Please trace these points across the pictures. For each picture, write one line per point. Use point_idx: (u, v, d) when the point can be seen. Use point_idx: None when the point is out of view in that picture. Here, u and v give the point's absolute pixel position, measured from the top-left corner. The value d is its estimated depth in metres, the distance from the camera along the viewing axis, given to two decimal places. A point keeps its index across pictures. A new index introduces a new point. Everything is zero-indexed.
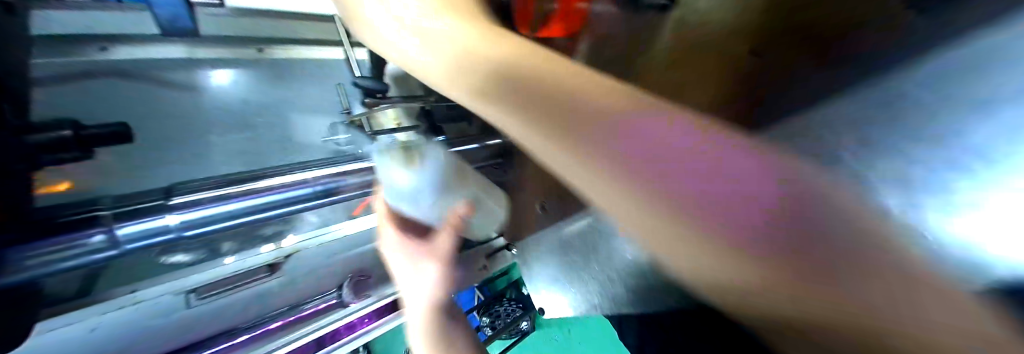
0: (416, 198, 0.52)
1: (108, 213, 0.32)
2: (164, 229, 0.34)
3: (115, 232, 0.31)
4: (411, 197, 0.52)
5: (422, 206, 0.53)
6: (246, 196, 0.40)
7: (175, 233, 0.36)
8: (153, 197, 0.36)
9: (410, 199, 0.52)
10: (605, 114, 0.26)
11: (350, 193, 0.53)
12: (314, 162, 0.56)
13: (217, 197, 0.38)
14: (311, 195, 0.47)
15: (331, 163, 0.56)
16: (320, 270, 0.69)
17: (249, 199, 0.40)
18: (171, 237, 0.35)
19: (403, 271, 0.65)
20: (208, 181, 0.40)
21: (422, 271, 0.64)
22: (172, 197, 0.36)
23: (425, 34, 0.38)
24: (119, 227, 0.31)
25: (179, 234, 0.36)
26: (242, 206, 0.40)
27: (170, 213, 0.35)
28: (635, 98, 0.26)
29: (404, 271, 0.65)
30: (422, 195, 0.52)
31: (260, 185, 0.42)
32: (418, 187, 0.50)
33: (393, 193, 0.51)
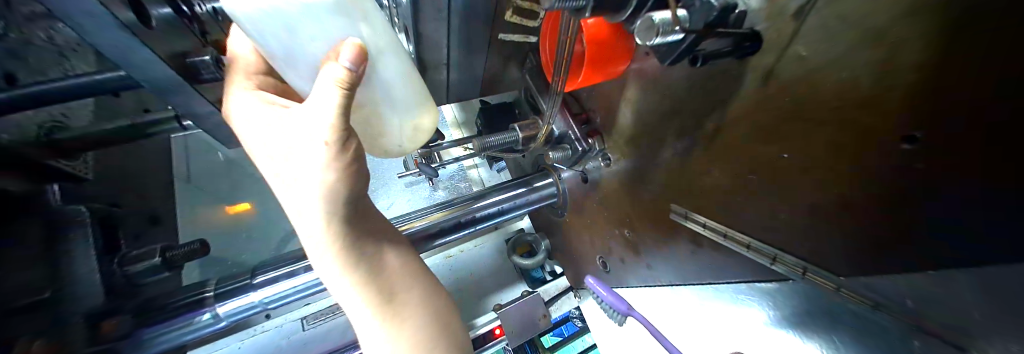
0: (301, 68, 0.31)
1: (211, 293, 0.41)
2: (252, 305, 0.40)
3: (215, 310, 0.39)
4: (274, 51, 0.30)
5: (310, 71, 0.31)
6: (311, 269, 0.43)
7: (262, 306, 0.42)
8: (242, 276, 0.43)
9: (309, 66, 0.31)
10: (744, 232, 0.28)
11: (439, 238, 0.56)
12: (401, 216, 0.58)
13: (289, 273, 0.42)
14: None
15: (417, 214, 0.57)
16: None
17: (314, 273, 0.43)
18: (258, 311, 0.41)
19: (262, 135, 0.32)
20: (285, 256, 0.46)
21: (306, 161, 0.29)
22: (256, 275, 0.42)
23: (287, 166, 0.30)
24: (218, 305, 0.39)
25: (266, 306, 0.42)
26: (309, 281, 0.42)
27: (254, 291, 0.41)
28: (755, 226, 0.27)
29: (282, 173, 0.31)
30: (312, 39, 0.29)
31: None
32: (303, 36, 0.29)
33: (252, 32, 0.27)
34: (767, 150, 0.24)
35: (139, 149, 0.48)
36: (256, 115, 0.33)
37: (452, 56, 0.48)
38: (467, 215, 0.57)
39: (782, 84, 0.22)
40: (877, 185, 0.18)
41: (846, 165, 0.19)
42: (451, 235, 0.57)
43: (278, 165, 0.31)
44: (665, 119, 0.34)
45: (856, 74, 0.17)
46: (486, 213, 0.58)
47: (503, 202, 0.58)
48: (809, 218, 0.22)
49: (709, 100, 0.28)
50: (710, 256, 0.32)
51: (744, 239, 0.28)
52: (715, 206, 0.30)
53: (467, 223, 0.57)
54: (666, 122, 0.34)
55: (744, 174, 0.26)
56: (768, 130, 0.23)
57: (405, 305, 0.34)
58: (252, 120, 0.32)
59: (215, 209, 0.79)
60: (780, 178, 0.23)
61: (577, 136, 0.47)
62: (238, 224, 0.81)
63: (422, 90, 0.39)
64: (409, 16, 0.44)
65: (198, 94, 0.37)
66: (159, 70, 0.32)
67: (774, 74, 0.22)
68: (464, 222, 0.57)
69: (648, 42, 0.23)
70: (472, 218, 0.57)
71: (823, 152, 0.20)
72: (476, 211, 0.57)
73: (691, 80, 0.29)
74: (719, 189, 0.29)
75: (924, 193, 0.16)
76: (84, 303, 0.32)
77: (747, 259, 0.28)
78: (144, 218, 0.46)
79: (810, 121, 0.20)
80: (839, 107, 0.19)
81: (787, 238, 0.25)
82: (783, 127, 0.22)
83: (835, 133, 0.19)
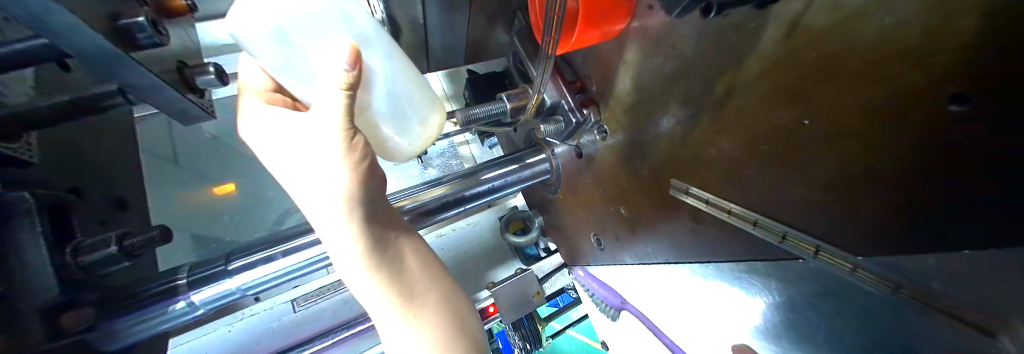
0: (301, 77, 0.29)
1: (184, 280, 0.39)
2: (229, 292, 0.39)
3: (190, 299, 0.38)
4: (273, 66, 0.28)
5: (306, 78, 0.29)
6: (289, 254, 0.42)
7: (240, 293, 0.40)
8: (218, 262, 0.41)
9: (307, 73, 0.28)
10: (755, 213, 0.26)
11: (431, 215, 0.54)
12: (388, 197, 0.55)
13: (266, 258, 0.41)
14: None
15: (404, 193, 0.54)
16: None
17: (292, 257, 0.42)
18: (237, 297, 0.40)
19: (273, 139, 0.32)
20: (262, 241, 0.44)
21: (320, 162, 0.30)
22: (231, 261, 0.40)
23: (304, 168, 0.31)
24: (193, 293, 0.38)
25: (244, 293, 0.41)
26: (289, 265, 0.42)
27: (229, 278, 0.39)
28: (768, 203, 0.24)
29: (292, 170, 0.32)
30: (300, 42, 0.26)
31: (298, 241, 0.43)
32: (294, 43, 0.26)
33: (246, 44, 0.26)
34: (786, 115, 0.21)
35: (92, 127, 0.44)
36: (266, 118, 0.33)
37: (429, 15, 0.43)
38: (457, 194, 0.54)
39: (808, 37, 0.18)
40: (921, 155, 0.15)
41: (884, 138, 0.16)
42: (444, 213, 0.55)
43: (286, 162, 0.32)
44: (669, 82, 0.30)
45: (896, 29, 0.14)
46: (474, 193, 0.55)
47: (492, 181, 0.56)
48: (836, 193, 0.20)
49: (721, 55, 0.24)
50: (709, 232, 0.31)
51: (750, 215, 0.26)
52: (721, 179, 0.28)
53: (457, 202, 0.55)
54: (671, 86, 0.30)
55: (758, 144, 0.24)
56: (791, 89, 0.20)
57: (418, 294, 0.32)
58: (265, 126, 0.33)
59: (194, 191, 0.76)
60: (799, 150, 0.21)
61: (571, 106, 0.43)
62: (220, 206, 0.78)
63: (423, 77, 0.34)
64: None
65: (146, 71, 0.29)
66: (83, 35, 0.24)
67: (802, 21, 0.18)
68: (453, 201, 0.54)
69: None
70: (461, 197, 0.55)
71: (858, 120, 0.17)
72: (464, 191, 0.55)
73: (702, 34, 0.25)
74: (727, 161, 0.27)
75: (962, 169, 0.13)
76: (41, 297, 0.28)
77: (751, 235, 0.26)
78: (106, 202, 0.43)
79: (842, 81, 0.17)
80: (885, 61, 0.15)
81: (802, 218, 0.22)
82: (807, 87, 0.19)
83: (873, 109, 0.16)
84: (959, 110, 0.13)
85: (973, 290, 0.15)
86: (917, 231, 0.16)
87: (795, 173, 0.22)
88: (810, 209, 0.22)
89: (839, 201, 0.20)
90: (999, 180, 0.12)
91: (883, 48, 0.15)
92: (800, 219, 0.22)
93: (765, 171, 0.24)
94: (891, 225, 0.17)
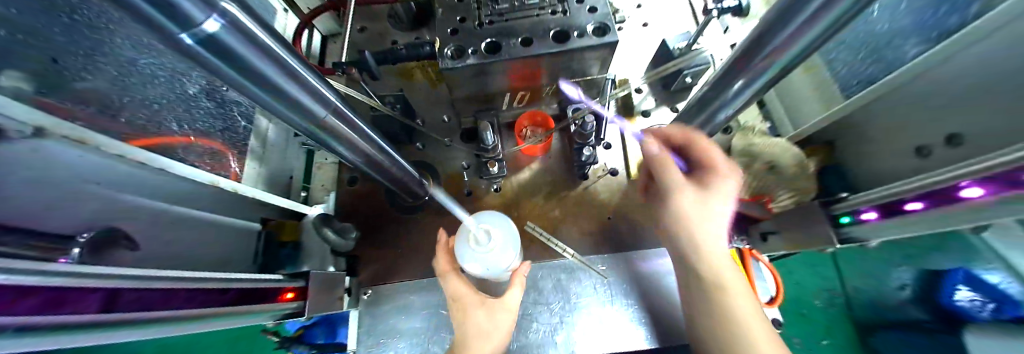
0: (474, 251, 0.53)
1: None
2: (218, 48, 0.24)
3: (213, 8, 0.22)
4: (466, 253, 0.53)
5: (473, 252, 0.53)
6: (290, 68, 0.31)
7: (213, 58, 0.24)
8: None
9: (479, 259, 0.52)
10: (561, 240, 0.68)
11: (353, 148, 0.50)
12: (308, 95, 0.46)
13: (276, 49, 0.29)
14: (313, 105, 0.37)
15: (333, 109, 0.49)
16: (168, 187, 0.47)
17: (288, 71, 0.31)
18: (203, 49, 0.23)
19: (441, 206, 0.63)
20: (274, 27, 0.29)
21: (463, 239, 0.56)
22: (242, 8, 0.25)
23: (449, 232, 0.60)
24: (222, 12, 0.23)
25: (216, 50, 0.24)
26: (274, 70, 0.30)
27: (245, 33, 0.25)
28: (564, 236, 0.69)
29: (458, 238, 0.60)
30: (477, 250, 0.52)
31: (301, 66, 0.33)
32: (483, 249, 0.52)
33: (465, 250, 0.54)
34: (579, 209, 0.71)
35: None
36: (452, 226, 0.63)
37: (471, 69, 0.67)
38: (382, 155, 0.56)
39: (590, 190, 0.72)
40: (601, 227, 0.69)
41: (598, 219, 0.70)
42: (353, 154, 0.52)
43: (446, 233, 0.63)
44: (541, 183, 0.74)
45: (609, 194, 0.72)
46: (387, 161, 0.58)
47: (404, 166, 0.63)
48: (585, 235, 0.69)
49: (567, 185, 0.73)
50: (532, 249, 0.68)
51: (554, 241, 0.68)
52: (550, 226, 0.70)
53: (370, 158, 0.55)
54: (543, 185, 0.73)
55: (567, 215, 0.71)
56: (582, 199, 0.71)
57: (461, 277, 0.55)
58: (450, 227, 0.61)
59: None
60: (578, 220, 0.70)
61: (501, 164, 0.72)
62: None
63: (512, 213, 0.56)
64: (476, 21, 0.62)
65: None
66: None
67: (592, 185, 0.73)
68: (369, 157, 0.55)
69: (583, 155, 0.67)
70: (378, 158, 0.56)
71: (597, 214, 0.70)
72: (386, 157, 0.57)
73: (563, 176, 0.74)
74: (555, 219, 0.70)
75: (614, 230, 0.69)
76: None
77: (552, 250, 0.68)
78: None
79: (592, 209, 0.71)
80: (605, 203, 0.71)
81: (574, 242, 0.68)
82: (588, 200, 0.71)
83: (601, 213, 0.70)
84: (613, 216, 0.70)
85: (603, 262, 0.66)
86: (597, 246, 0.68)
87: (575, 225, 0.70)
88: (575, 240, 0.69)
89: (585, 238, 0.69)
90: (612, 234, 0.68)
91: (607, 195, 0.72)
92: (569, 243, 0.68)
93: (564, 224, 0.70)
94: (593, 243, 0.68)
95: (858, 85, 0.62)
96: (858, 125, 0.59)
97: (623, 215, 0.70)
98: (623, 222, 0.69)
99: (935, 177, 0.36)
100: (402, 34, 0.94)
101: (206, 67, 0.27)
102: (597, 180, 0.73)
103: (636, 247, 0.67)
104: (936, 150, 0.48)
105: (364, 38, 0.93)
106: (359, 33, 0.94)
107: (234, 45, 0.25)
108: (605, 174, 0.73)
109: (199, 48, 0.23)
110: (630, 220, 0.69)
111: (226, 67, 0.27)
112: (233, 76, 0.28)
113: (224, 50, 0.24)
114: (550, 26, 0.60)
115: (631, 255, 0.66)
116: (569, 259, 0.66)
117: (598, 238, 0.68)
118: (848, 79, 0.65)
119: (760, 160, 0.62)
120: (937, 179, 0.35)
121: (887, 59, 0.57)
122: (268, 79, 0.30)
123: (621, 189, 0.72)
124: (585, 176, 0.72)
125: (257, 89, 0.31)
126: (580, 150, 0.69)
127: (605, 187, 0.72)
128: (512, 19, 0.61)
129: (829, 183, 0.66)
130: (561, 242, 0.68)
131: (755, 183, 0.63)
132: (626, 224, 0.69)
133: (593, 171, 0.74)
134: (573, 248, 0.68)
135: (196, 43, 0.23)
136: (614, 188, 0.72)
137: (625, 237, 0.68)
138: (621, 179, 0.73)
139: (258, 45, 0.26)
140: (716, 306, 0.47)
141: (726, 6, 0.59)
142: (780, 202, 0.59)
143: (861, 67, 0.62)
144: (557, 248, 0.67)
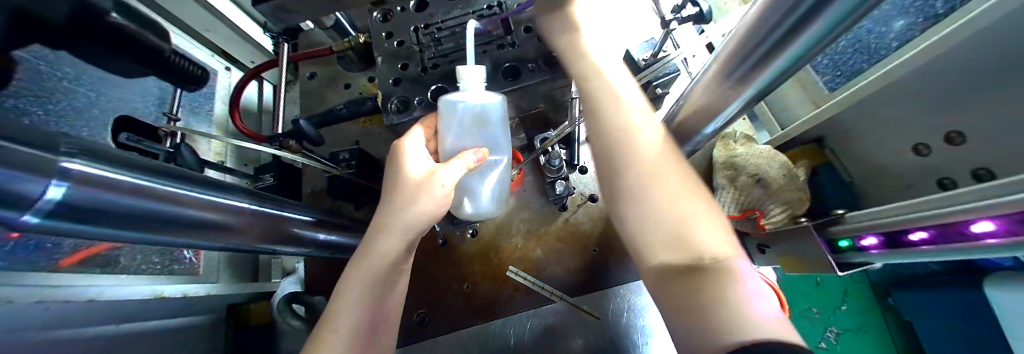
0: (467, 112, 0.45)
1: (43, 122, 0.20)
2: (45, 209, 0.20)
3: (50, 180, 0.19)
4: (455, 120, 0.45)
5: (465, 112, 0.44)
6: (170, 200, 0.27)
7: (42, 219, 0.20)
8: (64, 142, 0.21)
9: (459, 136, 0.47)
10: (545, 282, 0.64)
11: (292, 242, 0.45)
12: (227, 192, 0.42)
13: (140, 188, 0.25)
14: (222, 222, 0.33)
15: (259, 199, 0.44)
16: (113, 313, 0.43)
17: (169, 203, 0.27)
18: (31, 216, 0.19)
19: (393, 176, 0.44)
20: (123, 157, 0.25)
21: (418, 157, 0.44)
22: (75, 156, 0.21)
23: (412, 176, 0.42)
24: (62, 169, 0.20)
25: (35, 214, 0.20)
26: (147, 209, 0.25)
27: (82, 185, 0.21)
28: (547, 276, 0.65)
29: (412, 185, 0.42)
30: (468, 115, 0.45)
31: (185, 190, 0.29)
32: (469, 105, 0.44)
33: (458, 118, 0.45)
34: (561, 245, 0.66)
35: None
36: (400, 179, 0.43)
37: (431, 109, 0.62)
38: (323, 233, 0.51)
39: (568, 222, 0.68)
40: (586, 259, 0.65)
41: (583, 250, 0.66)
42: (292, 248, 0.47)
43: (391, 202, 0.42)
44: (517, 220, 0.69)
45: (590, 222, 0.67)
46: (331, 236, 0.53)
47: (348, 233, 0.58)
48: (572, 271, 0.65)
49: (547, 219, 0.69)
50: (519, 297, 0.64)
51: (538, 283, 0.64)
52: (532, 267, 0.66)
53: (315, 241, 0.50)
54: (518, 222, 0.69)
55: (546, 253, 0.66)
56: (563, 231, 0.67)
57: (433, 210, 0.42)
58: (403, 179, 0.42)
59: None
60: (561, 255, 0.66)
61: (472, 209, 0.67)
62: None
63: (478, 123, 0.46)
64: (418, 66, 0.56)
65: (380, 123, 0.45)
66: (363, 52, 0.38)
67: (572, 217, 0.68)
68: (314, 240, 0.50)
69: (556, 192, 0.63)
70: (322, 237, 0.51)
71: (580, 242, 0.66)
72: (328, 233, 0.53)
73: (540, 209, 0.69)
74: (535, 258, 0.66)
75: (605, 261, 0.65)
76: None
77: (540, 296, 0.64)
78: None
79: (575, 243, 0.66)
80: (588, 233, 0.66)
81: (558, 280, 0.64)
82: (570, 231, 0.67)
83: (589, 245, 0.66)
84: (601, 244, 0.66)
85: (594, 300, 0.63)
86: (585, 282, 0.64)
87: (561, 262, 0.65)
88: (561, 278, 0.64)
89: (574, 275, 0.65)
90: (599, 266, 0.65)
91: (587, 224, 0.67)
92: (556, 282, 0.64)
93: (547, 262, 0.66)
94: (579, 278, 0.64)
95: (841, 77, 0.66)
96: (842, 129, 0.54)
97: (608, 242, 0.66)
98: (612, 251, 0.65)
99: (939, 209, 0.33)
100: (353, 75, 0.88)
101: (89, 239, 0.25)
102: (575, 211, 0.68)
103: (626, 278, 0.63)
104: (936, 148, 0.45)
105: (316, 85, 0.88)
106: (310, 80, 0.88)
107: (109, 200, 0.23)
108: (582, 201, 0.69)
109: (57, 223, 0.21)
110: (616, 248, 0.65)
111: (104, 232, 0.24)
112: (128, 235, 0.26)
113: (97, 211, 0.22)
114: (500, 62, 0.55)
115: (623, 289, 0.63)
116: (557, 302, 0.63)
117: (585, 273, 0.64)
118: (830, 72, 0.69)
119: (746, 172, 0.58)
120: (931, 213, 0.34)
121: (869, 48, 0.60)
122: (175, 213, 0.28)
123: (602, 215, 0.67)
124: (563, 208, 0.68)
125: (174, 231, 0.29)
126: (553, 184, 0.65)
127: (587, 216, 0.67)
128: (457, 60, 0.56)
129: (825, 182, 0.61)
130: (547, 285, 0.64)
131: (744, 198, 0.58)
132: (614, 252, 0.65)
133: (571, 201, 0.69)
134: (563, 288, 0.64)
135: (44, 219, 0.20)
136: (595, 214, 0.68)
137: (615, 267, 0.64)
138: (600, 205, 0.68)
139: (137, 191, 0.24)
140: (626, 173, 0.39)
141: (684, 15, 0.54)
142: (773, 217, 0.55)
143: (842, 59, 0.66)
144: (544, 290, 0.64)
